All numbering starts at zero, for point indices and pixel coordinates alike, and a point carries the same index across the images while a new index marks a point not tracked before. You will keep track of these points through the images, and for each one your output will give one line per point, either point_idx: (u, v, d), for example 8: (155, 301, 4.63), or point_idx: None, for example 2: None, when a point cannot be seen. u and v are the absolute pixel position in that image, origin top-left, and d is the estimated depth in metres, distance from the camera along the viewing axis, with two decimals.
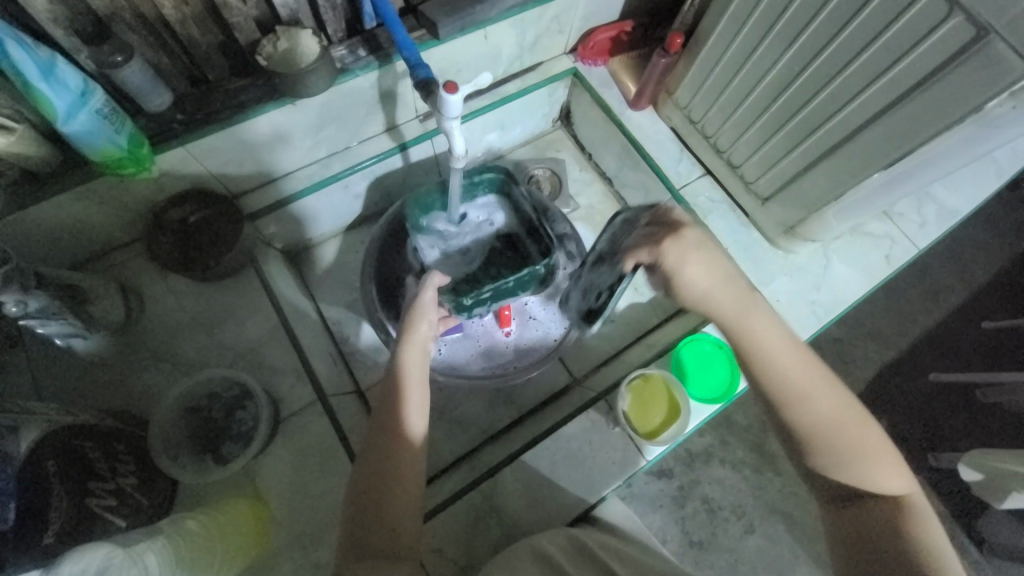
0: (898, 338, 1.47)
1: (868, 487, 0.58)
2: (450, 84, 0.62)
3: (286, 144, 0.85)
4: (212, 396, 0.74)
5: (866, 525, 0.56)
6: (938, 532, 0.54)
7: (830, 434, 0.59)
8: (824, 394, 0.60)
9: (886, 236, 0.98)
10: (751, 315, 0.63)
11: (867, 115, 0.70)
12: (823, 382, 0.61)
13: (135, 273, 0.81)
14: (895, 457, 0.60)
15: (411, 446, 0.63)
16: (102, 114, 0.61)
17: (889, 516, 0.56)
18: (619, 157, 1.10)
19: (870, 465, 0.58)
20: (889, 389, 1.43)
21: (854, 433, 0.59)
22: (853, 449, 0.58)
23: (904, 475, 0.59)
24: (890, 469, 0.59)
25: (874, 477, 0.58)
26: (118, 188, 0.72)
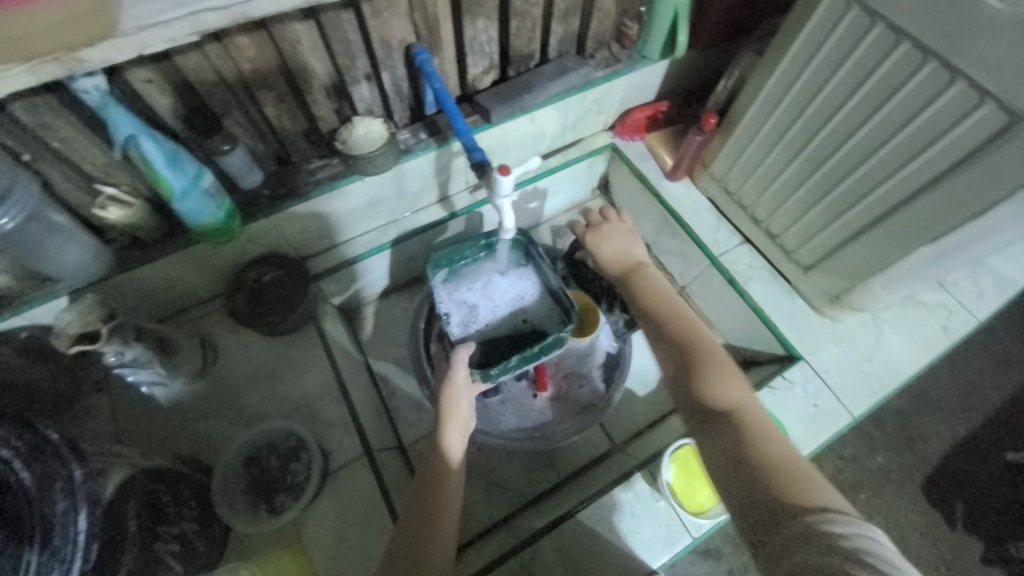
0: (970, 414, 1.35)
1: (717, 403, 0.65)
2: (503, 166, 0.69)
3: (350, 215, 0.94)
4: (270, 444, 0.79)
5: (718, 439, 0.62)
6: (773, 440, 0.59)
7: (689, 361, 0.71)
8: (681, 325, 0.76)
9: (940, 307, 0.95)
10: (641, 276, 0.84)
11: (906, 191, 0.71)
12: (692, 327, 0.76)
13: (211, 326, 0.90)
14: (741, 381, 0.68)
15: (448, 486, 0.68)
16: (209, 193, 0.72)
17: (732, 430, 0.61)
18: (656, 224, 1.14)
19: (716, 385, 0.67)
20: (962, 471, 1.30)
21: (703, 358, 0.71)
22: (701, 370, 0.69)
23: (749, 396, 0.66)
24: (735, 390, 0.66)
25: (720, 395, 0.66)
26: (209, 253, 0.83)
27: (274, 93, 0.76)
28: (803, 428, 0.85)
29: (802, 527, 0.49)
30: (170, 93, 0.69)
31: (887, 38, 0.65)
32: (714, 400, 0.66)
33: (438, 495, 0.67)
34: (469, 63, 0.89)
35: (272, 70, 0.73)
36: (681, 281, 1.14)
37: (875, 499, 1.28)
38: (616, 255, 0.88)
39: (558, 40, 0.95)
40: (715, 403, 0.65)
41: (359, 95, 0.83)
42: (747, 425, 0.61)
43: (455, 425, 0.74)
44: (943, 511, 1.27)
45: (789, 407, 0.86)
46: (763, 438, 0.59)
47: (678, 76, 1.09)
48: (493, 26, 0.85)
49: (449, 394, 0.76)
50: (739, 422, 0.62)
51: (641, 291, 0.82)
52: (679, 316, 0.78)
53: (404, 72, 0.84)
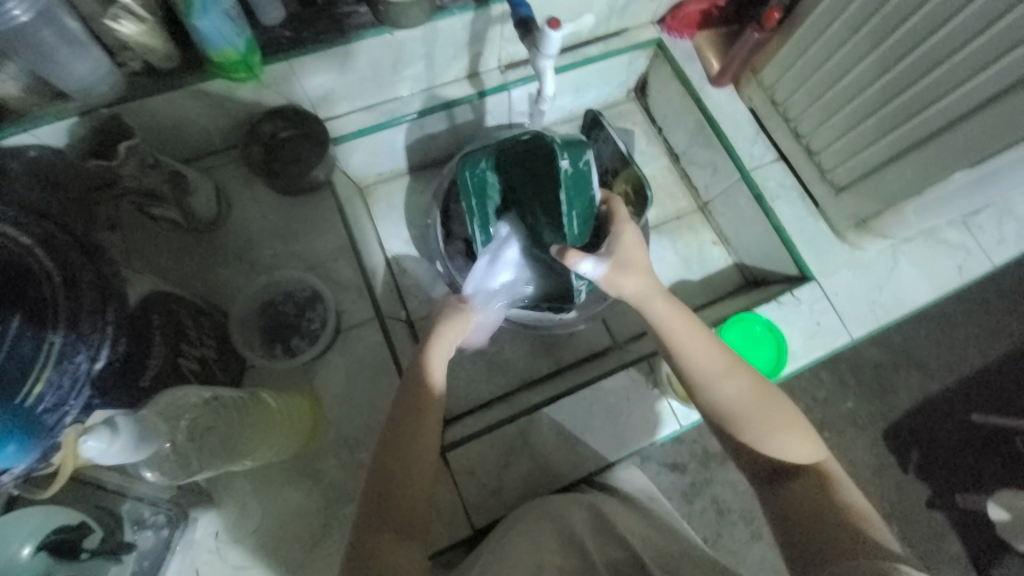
0: (944, 374, 1.41)
1: (790, 461, 0.62)
2: (555, 21, 0.63)
3: (374, 76, 0.88)
4: (287, 293, 0.79)
5: (797, 501, 0.60)
6: (856, 496, 0.59)
7: (747, 419, 0.63)
8: (726, 376, 0.65)
9: (961, 247, 0.94)
10: (665, 312, 0.67)
11: (970, 105, 0.67)
12: (736, 372, 0.65)
13: (227, 177, 0.87)
14: (802, 424, 0.64)
15: (432, 410, 0.65)
16: (228, 15, 0.66)
17: (813, 490, 0.60)
18: (689, 134, 1.09)
19: (778, 438, 0.63)
20: (926, 420, 1.39)
21: (769, 408, 0.64)
22: (768, 423, 0.63)
23: (812, 440, 0.64)
24: (805, 441, 0.64)
25: (794, 452, 0.63)
26: (225, 94, 0.78)
27: None
28: (801, 344, 0.88)
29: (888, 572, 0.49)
30: None
31: None
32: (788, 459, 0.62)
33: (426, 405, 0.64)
34: None
35: None
36: (705, 197, 1.11)
37: (841, 435, 1.37)
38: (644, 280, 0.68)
39: None
40: (792, 461, 0.62)
41: None
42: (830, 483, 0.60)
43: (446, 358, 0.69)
44: (898, 458, 1.36)
45: (791, 322, 0.88)
46: (839, 488, 0.60)
47: None
48: None
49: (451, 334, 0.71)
50: (827, 483, 0.60)
51: (679, 329, 0.66)
52: (717, 357, 0.65)
53: None
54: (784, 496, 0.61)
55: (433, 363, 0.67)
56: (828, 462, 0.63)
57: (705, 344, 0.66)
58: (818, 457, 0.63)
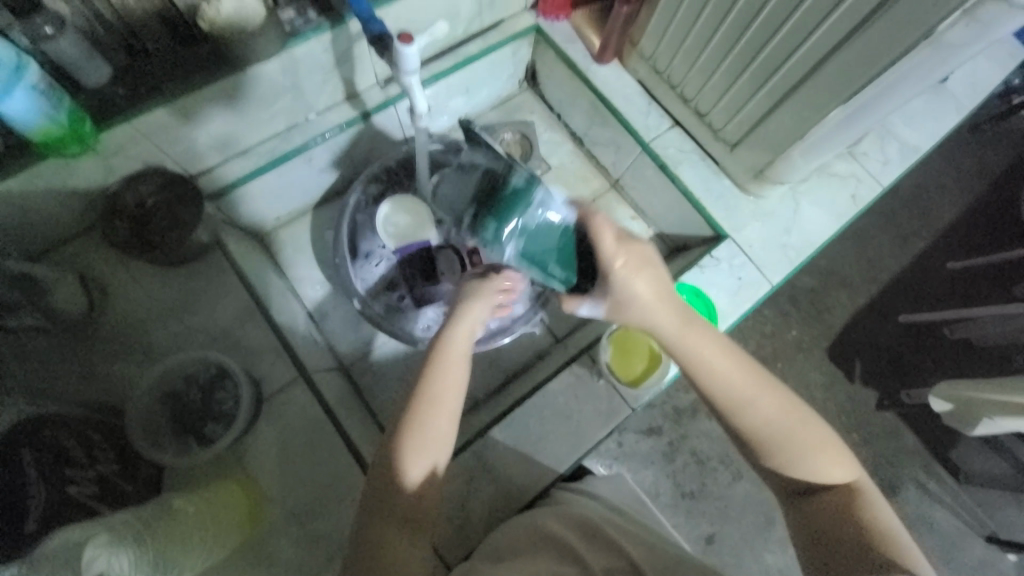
0: (868, 285, 1.51)
1: (817, 479, 0.59)
2: (405, 35, 0.59)
3: (238, 118, 0.80)
4: (189, 378, 0.71)
5: (819, 519, 0.57)
6: (891, 517, 0.55)
7: (773, 437, 0.60)
8: (754, 394, 0.61)
9: (851, 176, 1.00)
10: (688, 334, 0.63)
11: (826, 48, 0.69)
12: (765, 389, 0.62)
13: (93, 262, 0.77)
14: (836, 445, 0.61)
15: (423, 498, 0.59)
16: (38, 89, 0.59)
17: (840, 509, 0.57)
18: (587, 115, 1.08)
19: (806, 457, 0.59)
20: (861, 333, 1.48)
21: (799, 427, 0.61)
22: (799, 441, 0.60)
23: (845, 460, 0.60)
24: (837, 460, 0.60)
25: (823, 470, 0.59)
26: (63, 173, 0.69)
27: None
28: (728, 301, 0.90)
29: None
30: None
31: None
32: (816, 477, 0.59)
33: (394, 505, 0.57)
34: None
35: None
36: (615, 174, 1.12)
37: (791, 364, 1.45)
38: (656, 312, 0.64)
39: None
40: (822, 481, 0.59)
41: None
42: (861, 504, 0.57)
43: (426, 450, 0.59)
44: (843, 369, 1.46)
45: (716, 283, 0.91)
46: (871, 513, 0.56)
47: None
48: None
49: (426, 407, 0.60)
50: (858, 501, 0.57)
51: (697, 351, 0.63)
52: (746, 376, 0.62)
53: None
54: (806, 513, 0.59)
55: (405, 461, 0.58)
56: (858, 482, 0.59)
57: (730, 362, 0.62)
58: (848, 478, 0.60)
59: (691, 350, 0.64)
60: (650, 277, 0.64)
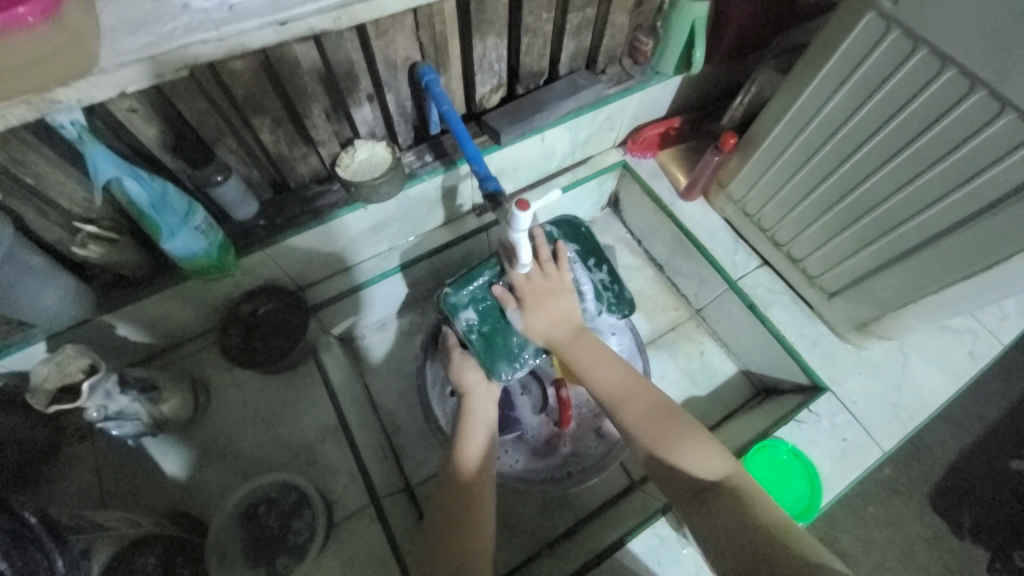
0: (974, 422, 1.32)
1: (697, 469, 0.63)
2: (521, 201, 0.64)
3: (352, 243, 0.88)
4: (269, 499, 0.72)
5: (715, 517, 0.59)
6: (773, 506, 0.58)
7: (652, 432, 0.67)
8: (623, 389, 0.72)
9: (966, 331, 0.92)
10: (581, 341, 0.76)
11: (946, 223, 0.67)
12: (639, 389, 0.71)
13: (204, 366, 0.84)
14: (708, 438, 0.66)
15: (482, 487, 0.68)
16: (200, 230, 0.65)
17: (729, 501, 0.59)
18: (669, 245, 1.09)
19: (678, 447, 0.65)
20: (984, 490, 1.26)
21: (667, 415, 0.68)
22: (675, 434, 0.66)
23: (722, 452, 0.64)
24: (706, 449, 0.64)
25: (697, 464, 0.63)
26: (200, 290, 0.77)
27: (270, 118, 0.69)
28: (833, 466, 0.81)
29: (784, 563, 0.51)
30: (157, 123, 0.62)
31: (931, 63, 0.59)
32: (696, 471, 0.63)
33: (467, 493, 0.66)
34: (477, 82, 0.85)
35: (268, 96, 0.66)
36: (696, 304, 1.10)
37: (895, 519, 1.25)
38: (554, 320, 0.77)
39: (570, 56, 0.91)
40: (699, 470, 0.63)
41: (361, 117, 0.78)
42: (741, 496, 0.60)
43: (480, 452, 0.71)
44: (951, 523, 1.24)
45: (817, 443, 0.82)
46: (755, 505, 0.59)
47: (690, 91, 1.05)
48: (504, 42, 0.80)
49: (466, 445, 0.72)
50: (737, 491, 0.60)
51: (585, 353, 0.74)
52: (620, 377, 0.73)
53: (409, 92, 0.79)
54: (703, 513, 0.60)
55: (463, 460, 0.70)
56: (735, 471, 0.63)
57: (609, 364, 0.74)
58: (728, 469, 0.62)
59: (579, 352, 0.75)
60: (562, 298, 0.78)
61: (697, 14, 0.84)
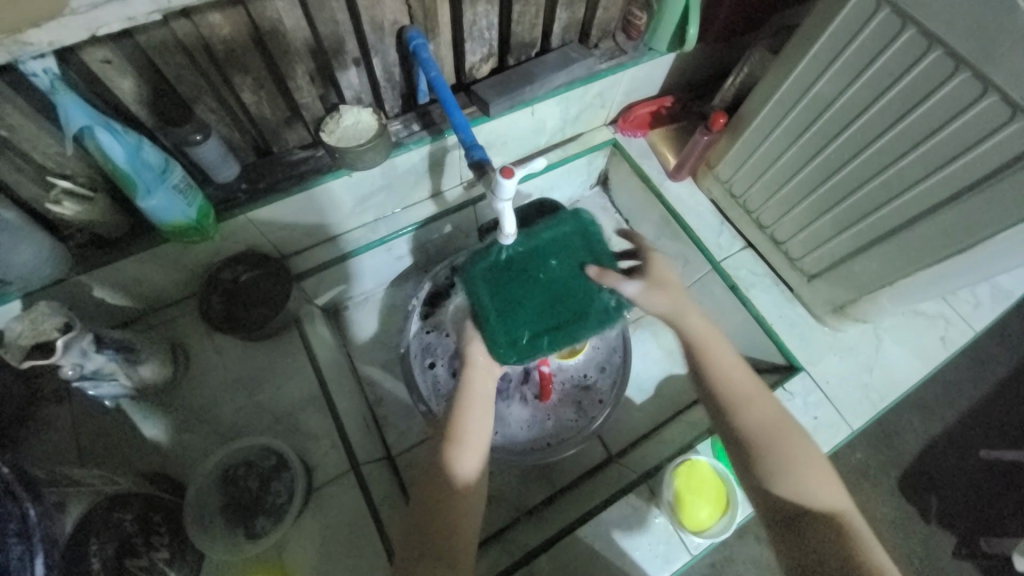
0: (942, 408, 1.37)
1: (800, 499, 0.58)
2: (505, 169, 0.63)
3: (335, 211, 0.87)
4: (249, 462, 0.73)
5: (808, 549, 0.54)
6: (880, 557, 0.52)
7: (769, 446, 0.62)
8: (744, 395, 0.66)
9: (938, 316, 0.95)
10: (712, 343, 0.70)
11: (924, 206, 0.68)
12: (763, 403, 0.65)
13: (183, 331, 0.83)
14: (834, 477, 0.60)
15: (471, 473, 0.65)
16: (178, 189, 0.64)
17: (833, 537, 0.54)
18: (657, 225, 1.10)
19: (797, 474, 0.59)
20: (947, 472, 1.31)
21: (785, 429, 0.63)
22: (792, 459, 0.60)
23: (845, 498, 0.59)
24: (827, 485, 0.59)
25: (811, 490, 0.58)
26: (179, 253, 0.75)
27: (252, 77, 0.68)
28: None
29: None
30: (134, 77, 0.60)
31: (918, 43, 0.60)
32: (802, 499, 0.58)
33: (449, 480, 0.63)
34: (467, 51, 0.83)
35: (249, 53, 0.65)
36: None
37: (861, 498, 1.30)
38: (681, 305, 0.73)
39: (562, 28, 0.89)
40: (811, 503, 0.57)
41: (347, 82, 0.76)
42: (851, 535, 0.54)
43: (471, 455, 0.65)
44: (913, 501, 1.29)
45: None
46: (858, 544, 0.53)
47: (683, 70, 1.04)
48: (494, 9, 0.79)
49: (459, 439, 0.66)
50: (849, 534, 0.54)
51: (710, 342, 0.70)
52: (750, 387, 0.67)
53: (396, 58, 0.78)
54: (793, 541, 0.55)
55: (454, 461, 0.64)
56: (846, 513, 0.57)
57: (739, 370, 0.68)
58: (842, 508, 0.57)
59: (703, 338, 0.70)
60: (671, 291, 0.74)
61: None
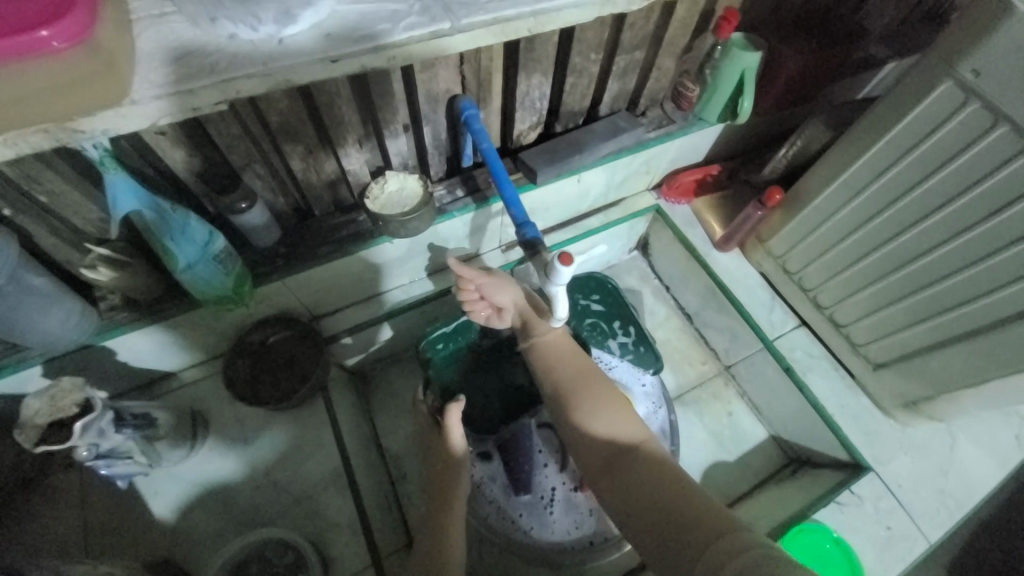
0: None
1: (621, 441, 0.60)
2: (564, 255, 0.59)
3: (371, 275, 0.83)
4: (264, 560, 0.66)
5: (638, 484, 0.55)
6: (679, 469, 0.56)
7: (599, 408, 0.63)
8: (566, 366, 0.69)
9: (1018, 413, 0.86)
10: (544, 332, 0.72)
11: (1007, 314, 0.63)
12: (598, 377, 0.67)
13: (206, 394, 0.79)
14: (630, 410, 0.64)
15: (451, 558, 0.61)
16: (219, 261, 0.61)
17: (645, 468, 0.57)
18: (701, 295, 1.04)
19: (592, 415, 0.63)
20: None
21: (628, 414, 0.63)
22: (605, 408, 0.64)
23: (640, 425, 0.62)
24: (622, 418, 0.63)
25: (623, 427, 0.61)
26: (209, 318, 0.72)
27: (302, 145, 0.66)
28: (875, 556, 0.75)
29: (696, 528, 0.49)
30: (184, 145, 0.59)
31: (1013, 142, 0.55)
32: (620, 437, 0.61)
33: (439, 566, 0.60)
34: (517, 119, 0.81)
35: (302, 122, 0.63)
36: (726, 359, 1.04)
37: None
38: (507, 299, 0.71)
39: (612, 97, 0.88)
40: (616, 438, 0.61)
41: (395, 148, 0.74)
42: (654, 465, 0.57)
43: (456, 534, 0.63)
44: None
45: (857, 529, 0.76)
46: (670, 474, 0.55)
47: (732, 138, 1.02)
48: (548, 81, 0.78)
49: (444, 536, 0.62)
50: (652, 461, 0.57)
51: (554, 355, 0.71)
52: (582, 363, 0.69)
53: (446, 125, 0.76)
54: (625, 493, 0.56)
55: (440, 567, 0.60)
56: (648, 440, 0.60)
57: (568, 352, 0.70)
58: (641, 437, 0.61)
59: (547, 354, 0.71)
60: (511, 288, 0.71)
61: (748, 64, 0.81)
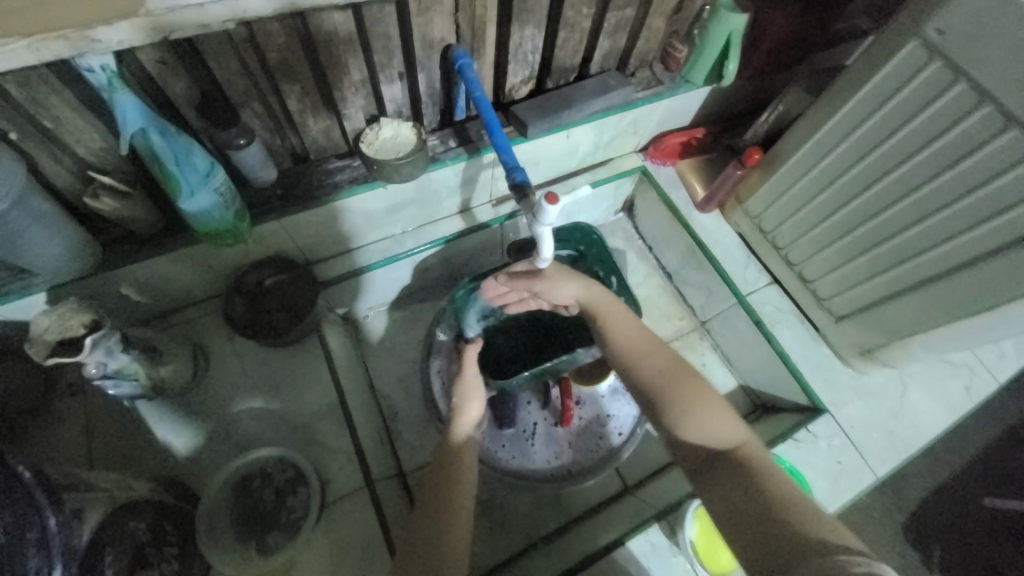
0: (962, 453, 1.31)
1: (709, 442, 0.59)
2: (550, 194, 0.63)
3: (364, 221, 0.86)
4: (264, 472, 0.73)
5: (730, 488, 0.54)
6: (779, 478, 0.53)
7: (686, 407, 0.62)
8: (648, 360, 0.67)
9: (964, 365, 0.94)
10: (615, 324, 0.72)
11: (957, 261, 0.68)
12: (685, 373, 0.66)
13: (205, 332, 0.82)
14: (728, 412, 0.61)
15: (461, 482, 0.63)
16: (219, 192, 0.64)
17: (738, 471, 0.55)
18: (682, 254, 1.09)
19: (679, 413, 0.61)
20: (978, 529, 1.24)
21: (722, 417, 0.61)
22: (694, 408, 0.62)
23: (743, 430, 0.60)
24: (716, 420, 0.60)
25: (713, 431, 0.59)
26: (207, 255, 0.74)
27: (299, 85, 0.68)
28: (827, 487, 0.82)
29: (793, 539, 0.46)
30: (186, 78, 0.61)
31: (968, 98, 0.60)
32: (705, 440, 0.59)
33: (449, 487, 0.62)
34: (509, 72, 0.84)
35: (300, 61, 0.65)
36: (702, 315, 1.10)
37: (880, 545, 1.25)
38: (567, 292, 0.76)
39: (603, 55, 0.90)
40: (705, 440, 0.59)
41: (390, 95, 0.76)
42: (753, 466, 0.55)
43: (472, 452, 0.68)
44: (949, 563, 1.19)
45: (811, 462, 0.84)
46: (767, 479, 0.53)
47: (717, 103, 1.05)
48: (540, 34, 0.80)
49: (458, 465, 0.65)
50: (747, 467, 0.55)
51: (632, 350, 0.69)
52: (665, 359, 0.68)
53: (440, 75, 0.78)
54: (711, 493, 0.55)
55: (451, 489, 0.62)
56: (750, 443, 0.58)
57: (642, 344, 0.69)
58: (737, 441, 0.58)
59: (624, 349, 0.70)
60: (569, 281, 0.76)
61: (734, 26, 0.84)
